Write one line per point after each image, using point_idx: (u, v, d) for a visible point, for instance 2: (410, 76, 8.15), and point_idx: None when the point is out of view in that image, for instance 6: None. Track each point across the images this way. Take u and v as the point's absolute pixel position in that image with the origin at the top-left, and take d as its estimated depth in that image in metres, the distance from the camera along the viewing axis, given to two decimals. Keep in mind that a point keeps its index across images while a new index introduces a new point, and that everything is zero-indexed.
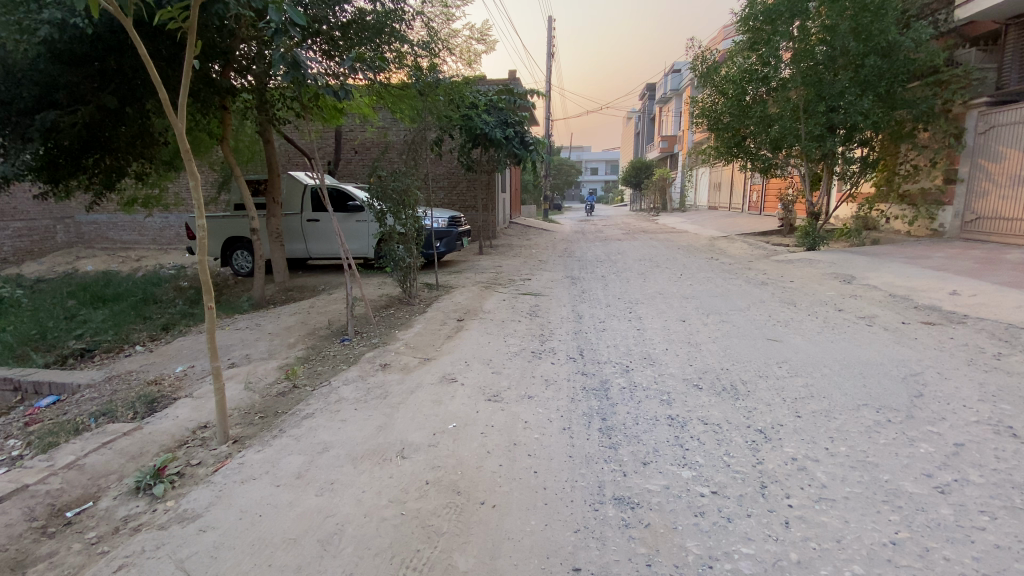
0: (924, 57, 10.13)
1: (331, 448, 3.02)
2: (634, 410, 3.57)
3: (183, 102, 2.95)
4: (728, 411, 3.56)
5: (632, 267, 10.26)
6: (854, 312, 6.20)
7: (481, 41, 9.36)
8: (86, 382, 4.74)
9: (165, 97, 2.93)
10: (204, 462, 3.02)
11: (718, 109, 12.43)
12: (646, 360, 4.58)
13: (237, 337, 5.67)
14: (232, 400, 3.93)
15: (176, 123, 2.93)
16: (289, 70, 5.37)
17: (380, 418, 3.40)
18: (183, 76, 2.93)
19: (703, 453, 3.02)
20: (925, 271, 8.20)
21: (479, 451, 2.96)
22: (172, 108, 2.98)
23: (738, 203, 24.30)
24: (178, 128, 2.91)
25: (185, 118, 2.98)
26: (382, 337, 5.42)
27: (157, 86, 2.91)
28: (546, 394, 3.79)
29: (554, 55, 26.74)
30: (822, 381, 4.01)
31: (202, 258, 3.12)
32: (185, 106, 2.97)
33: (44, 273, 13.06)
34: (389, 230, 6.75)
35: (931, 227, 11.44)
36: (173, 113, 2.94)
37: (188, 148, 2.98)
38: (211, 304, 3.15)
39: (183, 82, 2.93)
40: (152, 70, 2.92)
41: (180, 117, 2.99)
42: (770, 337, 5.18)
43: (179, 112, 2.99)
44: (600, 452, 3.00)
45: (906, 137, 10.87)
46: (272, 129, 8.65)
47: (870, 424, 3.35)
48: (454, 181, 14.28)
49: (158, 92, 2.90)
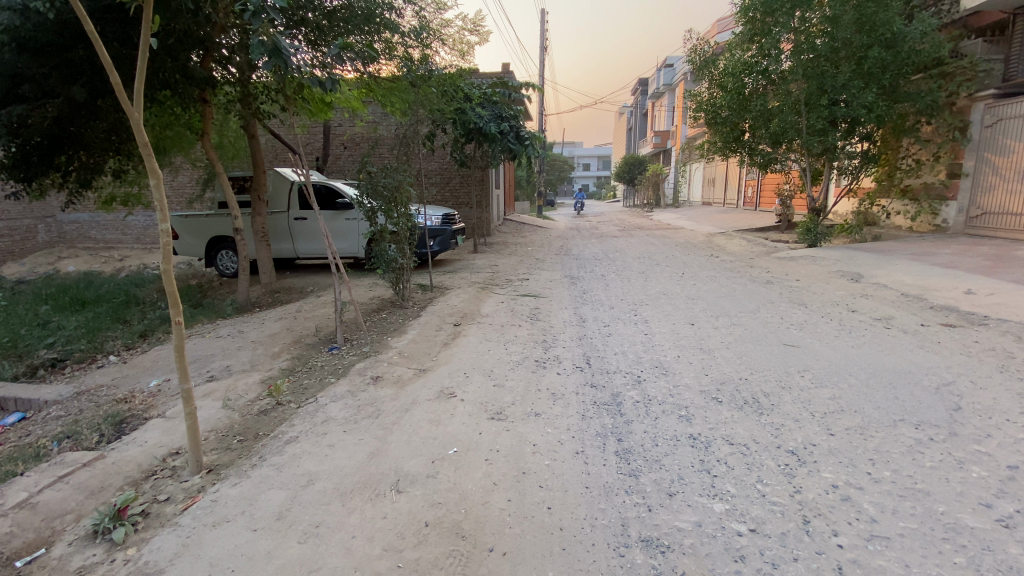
0: (929, 48, 9.85)
1: (317, 481, 2.67)
2: (652, 428, 3.25)
3: (139, 88, 2.53)
4: (753, 429, 3.26)
5: (631, 265, 9.96)
6: (869, 313, 5.92)
7: (475, 32, 9.00)
8: (53, 398, 4.33)
9: (118, 82, 2.49)
10: (173, 499, 2.66)
11: (716, 103, 12.16)
12: (658, 370, 4.26)
13: (217, 346, 5.28)
14: (208, 421, 3.56)
15: (133, 112, 2.51)
16: (269, 57, 4.97)
17: (371, 443, 3.05)
18: (140, 57, 2.50)
19: (733, 481, 2.71)
20: (934, 268, 8.00)
21: (484, 483, 2.63)
22: (127, 95, 2.55)
23: (733, 199, 24.18)
24: (134, 119, 2.49)
25: (141, 107, 2.55)
26: (373, 344, 5.06)
27: (107, 68, 2.47)
28: (554, 411, 3.46)
29: (546, 47, 25.97)
30: (852, 393, 3.72)
31: (167, 266, 2.69)
32: (142, 92, 2.54)
33: (22, 274, 12.54)
34: (380, 229, 6.37)
35: (934, 223, 11.28)
36: (127, 101, 2.51)
37: (148, 141, 2.55)
38: (178, 319, 2.75)
39: (139, 63, 2.51)
40: (100, 50, 2.48)
41: (136, 104, 2.56)
42: (786, 342, 4.88)
43: (135, 100, 2.56)
44: (619, 482, 2.68)
45: (909, 131, 10.61)
46: (257, 124, 8.22)
47: (912, 444, 3.07)
48: (446, 178, 13.92)
49: (108, 76, 2.47)
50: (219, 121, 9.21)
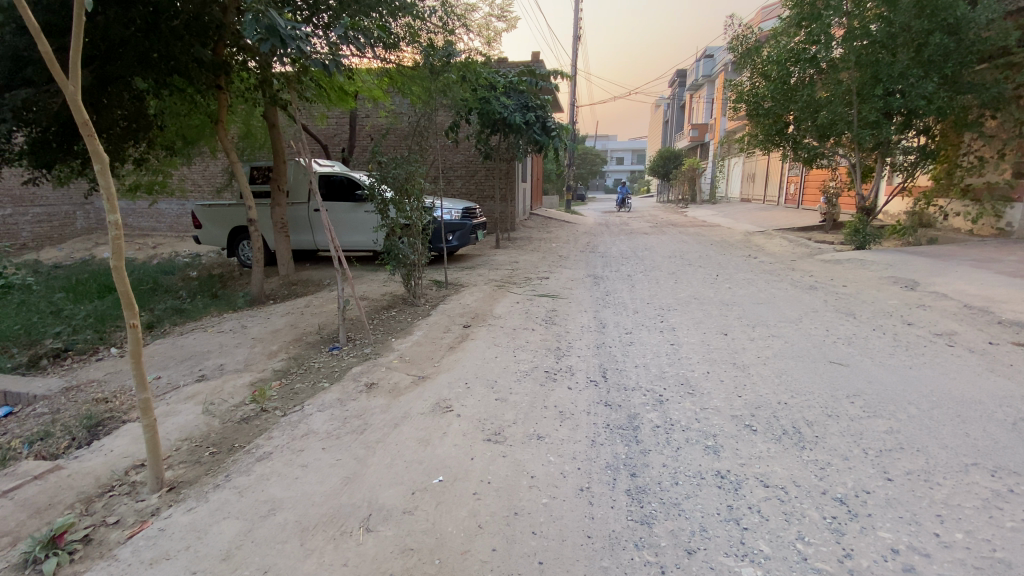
0: (996, 36, 8.89)
1: (279, 511, 2.35)
2: (672, 462, 2.81)
3: (74, 60, 2.31)
4: (794, 468, 2.78)
5: (660, 265, 9.39)
6: (928, 327, 5.24)
7: (501, 18, 8.55)
8: (41, 393, 4.21)
9: (48, 52, 2.27)
10: (122, 522, 2.39)
11: (759, 93, 11.39)
12: (683, 388, 3.77)
13: (215, 343, 5.07)
14: (185, 428, 3.31)
15: (68, 86, 2.29)
16: (265, 37, 4.57)
17: (349, 465, 2.70)
18: (74, 25, 2.30)
19: (767, 537, 2.25)
20: (998, 276, 7.20)
21: (467, 525, 2.24)
22: (62, 70, 2.33)
23: (774, 195, 23.06)
24: (68, 94, 2.25)
25: (78, 81, 2.32)
26: (375, 346, 4.73)
27: (36, 36, 2.25)
28: (560, 435, 3.04)
29: (581, 38, 25.13)
30: (913, 427, 3.17)
31: (117, 263, 2.42)
32: (78, 65, 2.33)
33: (61, 259, 12.90)
34: (391, 223, 6.00)
35: (997, 226, 10.36)
36: (62, 74, 2.29)
37: (89, 121, 2.35)
38: (133, 322, 2.49)
39: (74, 33, 2.29)
40: (30, 18, 2.26)
41: (73, 78, 2.33)
42: (832, 360, 4.31)
43: (71, 72, 2.33)
44: (627, 532, 2.25)
45: (972, 125, 9.63)
46: (277, 112, 7.95)
47: (988, 496, 2.53)
48: (472, 170, 13.48)
49: (37, 43, 2.24)
50: (241, 111, 9.10)
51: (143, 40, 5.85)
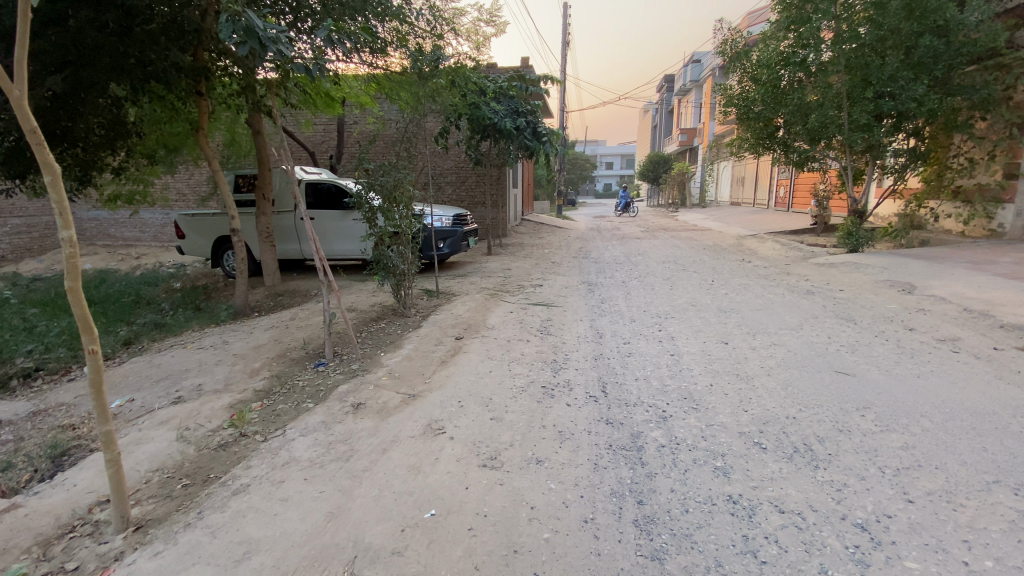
0: (986, 38, 8.92)
1: (255, 555, 2.14)
2: (681, 486, 2.63)
3: (20, 63, 2.12)
4: (809, 490, 2.62)
5: (655, 271, 9.27)
6: (931, 333, 5.12)
7: (490, 23, 8.44)
8: (6, 420, 3.96)
9: None
10: (80, 570, 2.17)
11: (749, 97, 11.31)
12: (687, 403, 3.60)
13: (194, 360, 4.83)
14: (157, 456, 3.08)
15: (13, 93, 2.10)
16: (244, 39, 4.30)
17: (333, 499, 2.50)
18: (20, 26, 2.11)
19: (788, 572, 2.08)
20: (994, 279, 7.13)
21: (461, 568, 2.04)
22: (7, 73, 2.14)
23: (764, 199, 23.19)
24: (12, 100, 2.06)
25: (24, 85, 2.13)
26: (363, 362, 4.50)
27: None
28: (561, 458, 2.86)
29: (569, 43, 25.08)
30: (929, 442, 3.02)
31: (73, 283, 2.25)
32: (24, 68, 2.13)
33: (39, 271, 12.48)
34: (379, 231, 5.81)
35: (989, 227, 10.45)
36: (5, 78, 2.09)
37: (37, 131, 2.16)
38: (93, 348, 2.30)
39: (19, 34, 2.10)
40: None
41: (18, 83, 2.14)
42: (839, 370, 4.16)
43: (16, 76, 2.14)
44: (638, 570, 2.07)
45: (961, 126, 9.61)
46: (261, 118, 7.71)
47: (1015, 518, 2.37)
48: (462, 176, 13.32)
49: None
50: (225, 118, 8.85)
51: (117, 44, 5.61)
